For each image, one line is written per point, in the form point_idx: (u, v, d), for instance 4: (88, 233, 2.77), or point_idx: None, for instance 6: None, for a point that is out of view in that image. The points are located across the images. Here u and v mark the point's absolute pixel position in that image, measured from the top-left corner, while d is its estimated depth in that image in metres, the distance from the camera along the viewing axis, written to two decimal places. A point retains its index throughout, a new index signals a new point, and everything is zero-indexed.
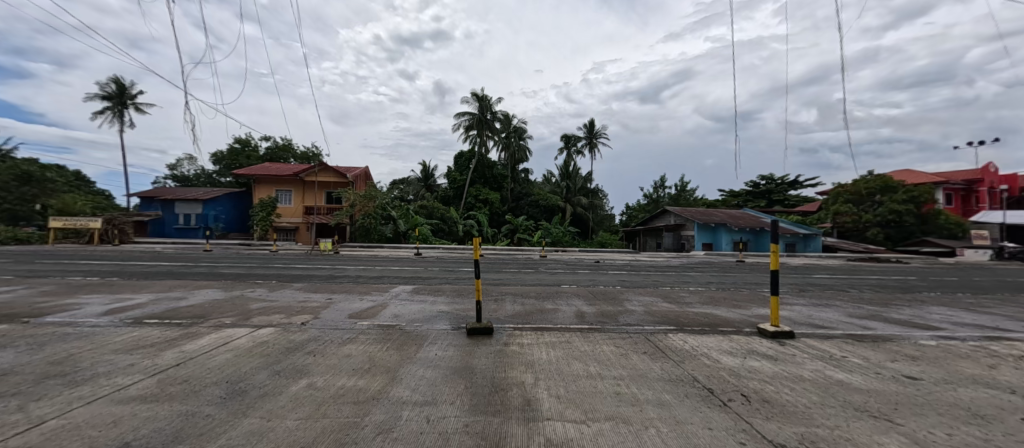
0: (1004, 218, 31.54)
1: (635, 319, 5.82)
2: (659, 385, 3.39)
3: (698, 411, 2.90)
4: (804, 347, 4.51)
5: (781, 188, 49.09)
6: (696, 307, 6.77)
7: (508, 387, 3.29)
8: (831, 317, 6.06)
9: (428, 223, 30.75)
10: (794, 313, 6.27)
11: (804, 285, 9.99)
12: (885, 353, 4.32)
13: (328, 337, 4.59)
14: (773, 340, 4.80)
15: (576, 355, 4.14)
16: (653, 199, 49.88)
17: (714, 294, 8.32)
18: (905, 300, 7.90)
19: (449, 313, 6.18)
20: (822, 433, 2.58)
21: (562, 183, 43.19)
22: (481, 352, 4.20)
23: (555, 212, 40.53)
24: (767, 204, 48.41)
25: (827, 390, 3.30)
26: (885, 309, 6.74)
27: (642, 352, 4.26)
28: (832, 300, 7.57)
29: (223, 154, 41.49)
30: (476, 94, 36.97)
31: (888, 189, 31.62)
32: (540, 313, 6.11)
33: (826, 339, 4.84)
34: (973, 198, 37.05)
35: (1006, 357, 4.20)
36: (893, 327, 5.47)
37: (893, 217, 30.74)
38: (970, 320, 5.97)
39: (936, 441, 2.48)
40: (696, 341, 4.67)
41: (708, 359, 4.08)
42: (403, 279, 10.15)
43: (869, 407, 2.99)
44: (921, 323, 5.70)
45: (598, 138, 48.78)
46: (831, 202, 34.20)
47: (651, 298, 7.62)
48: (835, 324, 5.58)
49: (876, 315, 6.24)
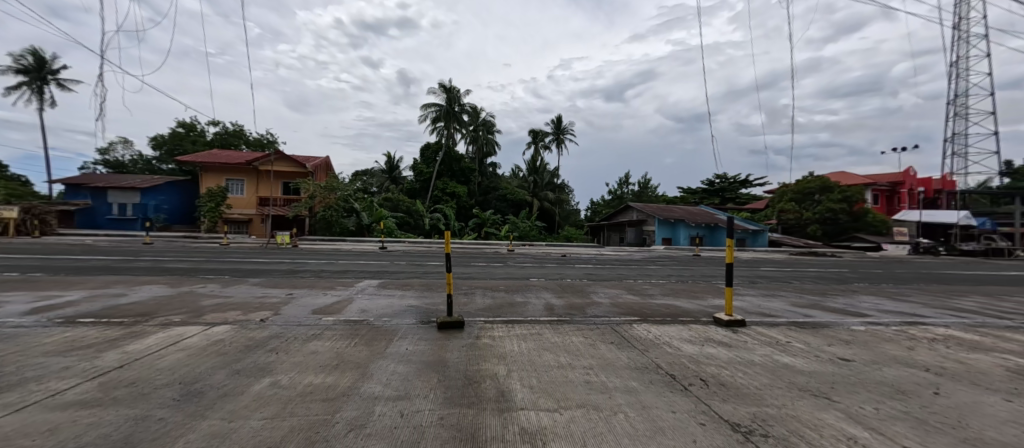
0: (920, 217, 35.46)
1: (602, 310, 6.03)
2: (626, 373, 3.55)
3: (663, 395, 3.08)
4: (754, 334, 4.87)
5: (734, 187, 52.06)
6: (658, 299, 7.11)
7: (482, 380, 3.31)
8: (777, 306, 6.59)
9: (393, 217, 30.14)
10: (746, 303, 6.74)
11: (753, 277, 10.71)
12: (824, 338, 4.75)
13: (290, 334, 4.39)
14: (727, 328, 5.15)
15: (547, 347, 4.22)
16: (617, 195, 51.36)
17: (673, 286, 8.80)
18: (841, 290, 8.73)
19: (418, 307, 6.11)
20: (772, 412, 2.82)
21: (529, 177, 42.75)
22: (453, 345, 4.19)
23: (523, 207, 40.65)
24: (721, 202, 51.17)
25: (775, 372, 3.61)
26: (823, 299, 7.41)
27: (609, 342, 4.43)
28: (778, 291, 8.23)
29: (164, 138, 38.08)
30: (444, 86, 36.53)
31: (826, 189, 34.28)
32: (510, 307, 6.16)
33: (773, 326, 5.27)
34: (896, 199, 41.62)
35: (921, 339, 4.77)
36: (830, 314, 6.02)
37: (829, 215, 33.69)
38: (893, 308, 6.71)
39: (867, 415, 2.79)
40: (659, 331, 4.90)
41: (670, 347, 4.29)
42: (369, 273, 9.86)
43: (810, 386, 3.30)
44: (853, 311, 6.32)
45: (565, 134, 49.45)
46: (777, 200, 36.96)
47: (617, 290, 7.92)
48: (781, 313, 6.07)
49: (815, 304, 6.86)
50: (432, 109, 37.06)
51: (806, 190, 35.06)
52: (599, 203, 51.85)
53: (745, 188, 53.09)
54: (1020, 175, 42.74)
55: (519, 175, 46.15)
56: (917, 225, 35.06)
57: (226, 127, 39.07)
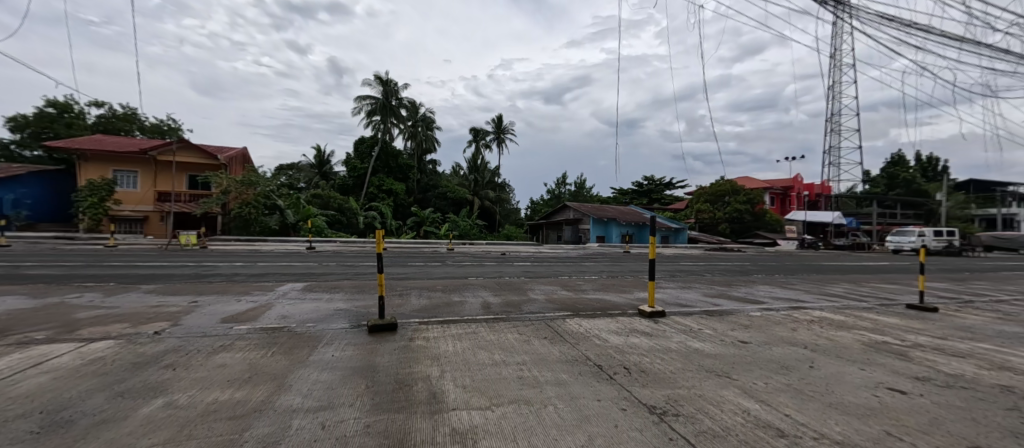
0: (805, 217, 41.59)
1: (537, 307, 6.20)
2: (557, 366, 3.68)
3: (590, 385, 3.25)
4: (672, 323, 5.34)
5: (660, 188, 56.57)
6: (589, 294, 7.49)
7: (413, 382, 3.22)
8: (692, 297, 7.32)
9: (322, 215, 28.13)
10: (665, 295, 7.39)
11: (673, 271, 11.77)
12: (728, 324, 5.37)
13: (193, 347, 3.88)
14: (650, 319, 5.59)
15: (482, 345, 4.23)
16: (555, 195, 53.10)
17: (604, 281, 9.33)
18: (743, 280, 9.97)
19: (348, 310, 5.77)
20: (682, 392, 3.12)
21: (470, 176, 42.67)
22: (384, 348, 4.03)
23: (463, 205, 40.23)
24: (649, 202, 55.34)
25: (688, 357, 4.00)
26: (729, 289, 8.39)
27: (543, 337, 4.57)
28: (693, 283, 9.14)
29: (26, 119, 31.43)
30: (381, 78, 34.85)
31: (734, 191, 38.82)
32: (447, 307, 6.08)
33: (688, 315, 5.84)
34: (787, 201, 48.43)
35: (802, 321, 5.61)
36: (734, 303, 6.83)
37: (736, 215, 38.14)
38: (782, 295, 7.81)
39: (758, 389, 3.22)
40: (589, 325, 5.16)
41: (598, 339, 4.55)
42: (294, 276, 9.10)
43: (715, 368, 3.71)
44: (752, 299, 7.24)
45: (505, 134, 49.92)
46: (695, 200, 40.97)
47: (552, 287, 8.19)
48: (695, 303, 6.75)
49: (723, 294, 7.73)
50: (367, 102, 35.19)
51: (718, 192, 39.36)
52: (538, 202, 53.24)
53: (669, 190, 57.99)
54: (876, 183, 51.98)
55: (459, 173, 45.69)
56: (803, 224, 41.09)
57: (114, 110, 33.50)
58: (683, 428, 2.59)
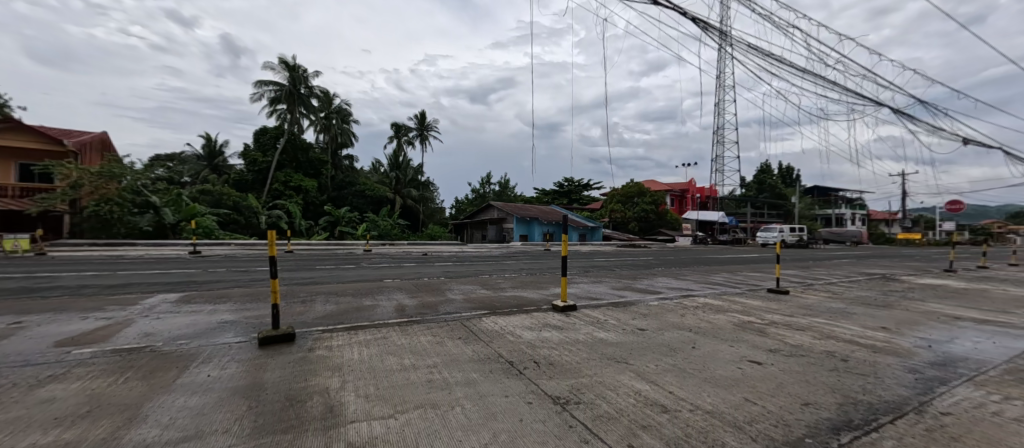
0: (698, 216, 47.65)
1: (454, 307, 6.12)
2: (469, 366, 3.65)
3: (499, 382, 3.28)
4: (582, 316, 5.67)
5: (579, 189, 60.04)
6: (507, 292, 7.62)
7: (308, 397, 2.92)
8: (601, 290, 7.86)
9: (213, 214, 24.48)
10: (578, 290, 7.83)
11: (587, 267, 12.56)
12: (630, 313, 5.87)
13: (4, 380, 3.04)
14: (562, 313, 5.86)
15: (391, 350, 4.02)
16: (480, 194, 53.28)
17: (523, 278, 9.59)
18: (645, 273, 11.04)
19: (236, 322, 5.07)
20: (585, 381, 3.32)
21: (391, 173, 40.88)
22: (276, 363, 3.60)
23: (383, 204, 38.20)
24: (568, 202, 58.42)
25: (592, 347, 4.28)
26: (633, 282, 9.20)
27: (457, 337, 4.51)
28: (603, 277, 9.85)
29: None
30: (286, 63, 31.49)
31: (641, 193, 42.73)
32: (357, 311, 5.68)
33: (597, 308, 6.25)
34: (684, 202, 54.99)
35: (691, 307, 6.37)
36: (636, 294, 7.51)
37: (643, 214, 42.20)
38: (676, 285, 8.80)
39: (650, 372, 3.54)
40: (504, 322, 5.24)
41: (512, 336, 4.65)
42: (168, 285, 7.73)
43: (615, 355, 4.02)
44: (651, 290, 8.02)
45: (429, 131, 48.67)
46: (609, 201, 44.41)
47: (471, 286, 8.16)
48: (603, 296, 7.26)
49: (627, 286, 8.44)
50: (270, 88, 31.55)
51: (628, 193, 43.13)
52: (462, 201, 52.86)
53: (586, 191, 61.89)
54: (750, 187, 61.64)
55: (379, 170, 43.41)
56: (696, 223, 47.02)
57: None
58: (582, 414, 2.74)
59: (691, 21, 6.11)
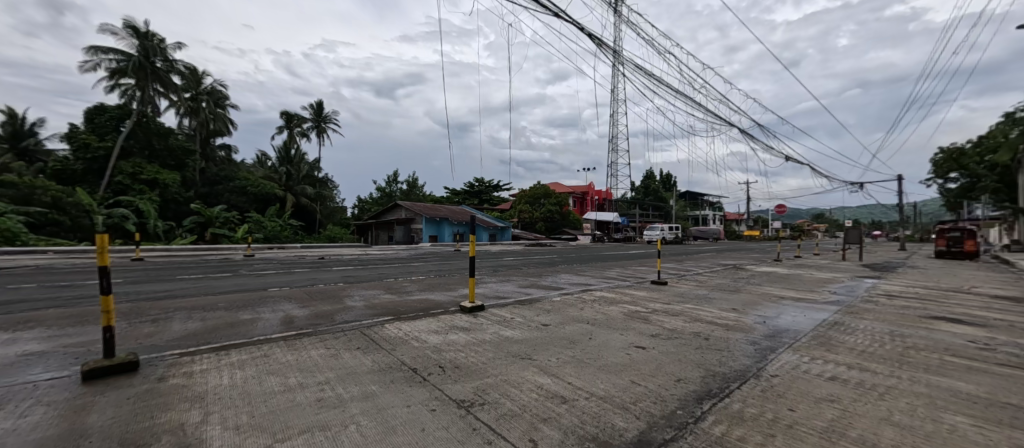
0: (597, 217, 52.20)
1: (354, 315, 5.64)
2: (367, 378, 3.38)
3: (401, 392, 3.10)
4: (490, 316, 5.71)
5: (489, 189, 60.81)
6: (414, 295, 7.30)
7: (155, 439, 2.37)
8: (509, 289, 8.06)
9: (17, 212, 18.66)
10: (486, 289, 7.88)
11: (495, 267, 12.77)
12: (535, 310, 6.12)
13: None
14: (470, 314, 5.83)
15: (272, 370, 3.50)
16: (386, 193, 50.50)
17: (431, 281, 9.32)
18: (550, 271, 11.67)
19: (48, 353, 3.90)
20: (490, 381, 3.33)
21: (280, 168, 36.47)
22: (107, 401, 2.85)
23: (271, 202, 33.68)
24: (479, 202, 58.84)
25: (498, 346, 4.32)
26: (539, 279, 9.63)
27: (355, 348, 4.15)
28: (510, 276, 10.12)
29: None
30: (133, 28, 25.60)
31: (547, 194, 45.11)
32: (231, 328, 4.85)
33: (504, 306, 6.36)
34: (585, 203, 59.71)
35: (589, 301, 6.90)
36: (541, 291, 7.86)
37: (548, 214, 44.59)
38: (576, 281, 9.46)
39: (552, 366, 3.71)
40: (409, 328, 4.99)
41: (417, 341, 4.46)
42: None
43: (520, 352, 4.13)
44: (555, 286, 8.49)
45: (327, 123, 44.49)
46: (518, 201, 45.93)
47: (374, 291, 7.63)
48: (510, 294, 7.43)
49: (533, 284, 8.79)
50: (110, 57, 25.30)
51: (535, 195, 45.11)
52: (367, 201, 49.45)
53: (496, 191, 63.07)
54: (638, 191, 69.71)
55: (265, 165, 38.35)
56: (595, 222, 51.41)
57: None
58: (487, 415, 2.74)
59: (588, 37, 6.65)
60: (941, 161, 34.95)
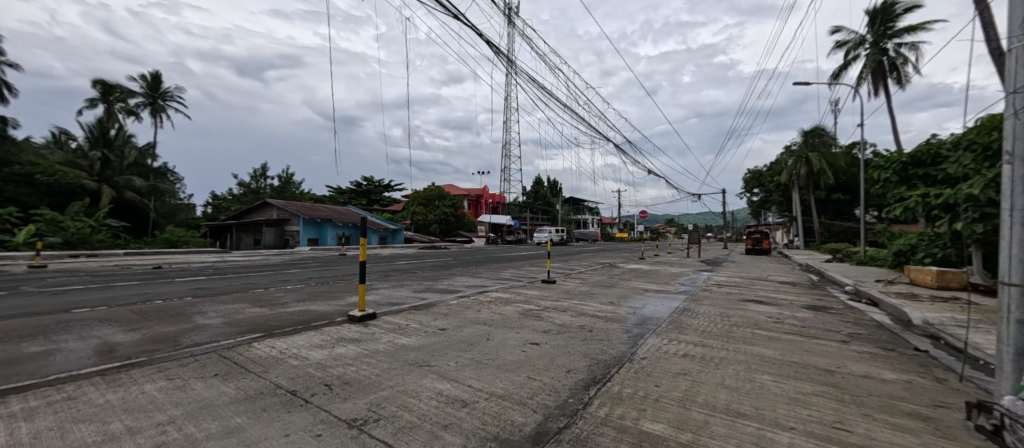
0: (491, 219, 53.61)
1: (210, 335, 4.67)
2: (229, 409, 2.82)
3: (276, 421, 2.67)
4: (382, 324, 5.35)
5: (379, 189, 56.98)
6: (290, 307, 6.40)
7: None
8: (403, 294, 7.68)
9: None
10: (377, 296, 7.37)
11: (387, 271, 12.06)
12: (432, 315, 5.96)
13: None
14: (359, 323, 5.37)
15: (81, 417, 2.64)
16: (252, 190, 43.30)
17: (310, 289, 8.29)
18: (446, 273, 11.52)
19: None
20: (386, 394, 3.11)
21: (92, 152, 28.28)
22: None
23: (76, 196, 25.83)
24: (367, 203, 54.85)
25: (393, 356, 4.08)
26: (434, 283, 9.42)
27: (211, 375, 3.43)
28: (404, 281, 9.67)
29: None
30: None
31: (442, 196, 44.27)
32: (5, 366, 3.51)
33: (398, 313, 6.03)
34: (479, 206, 60.77)
35: (485, 302, 7.02)
36: (437, 294, 7.70)
37: (443, 217, 43.97)
38: (472, 283, 9.54)
39: (451, 371, 3.65)
40: (285, 344, 4.35)
41: (295, 359, 3.91)
42: None
43: (417, 360, 3.96)
44: (451, 289, 8.41)
45: (166, 101, 36.15)
46: (411, 203, 44.25)
47: (236, 305, 6.43)
48: (404, 300, 7.09)
49: (428, 288, 8.55)
50: None
51: (429, 196, 43.98)
52: (224, 198, 41.57)
53: (387, 191, 59.67)
54: None
55: (67, 148, 29.28)
56: (489, 225, 52.75)
57: None
58: (382, 431, 2.55)
59: (485, 43, 6.84)
60: (748, 179, 45.76)
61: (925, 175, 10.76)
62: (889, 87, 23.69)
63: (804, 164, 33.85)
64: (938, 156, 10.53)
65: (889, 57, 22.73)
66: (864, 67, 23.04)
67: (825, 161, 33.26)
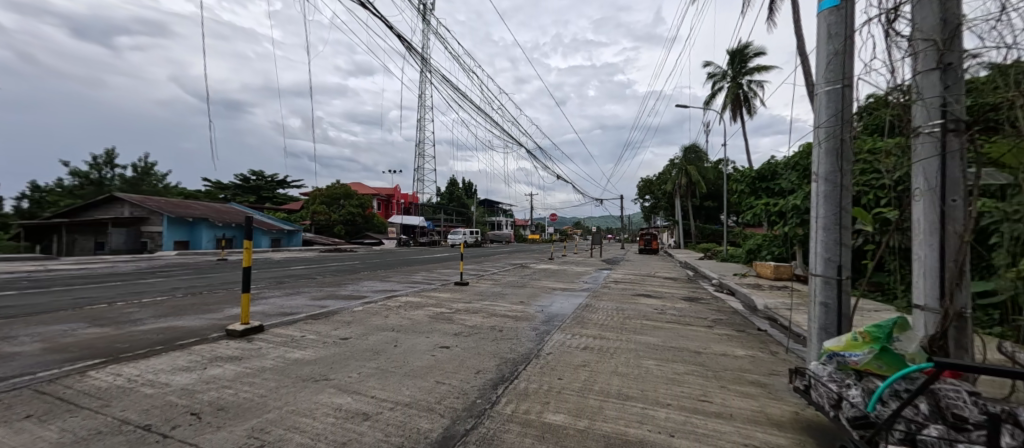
0: (403, 220, 51.35)
1: (20, 366, 3.60)
2: None
3: None
4: (271, 338, 4.74)
5: (271, 185, 50.38)
6: (146, 324, 5.28)
7: None
8: (298, 302, 6.91)
9: None
10: (266, 306, 6.50)
11: (279, 277, 10.71)
12: (332, 324, 5.47)
13: None
14: (241, 338, 4.67)
15: None
16: (92, 181, 34.72)
17: (177, 302, 6.96)
18: (351, 278, 10.69)
19: None
20: (272, 416, 2.76)
21: None
22: None
23: None
24: (256, 200, 48.12)
25: (284, 372, 3.65)
26: (336, 289, 8.67)
27: (21, 418, 2.65)
28: (300, 288, 8.71)
29: None
30: None
31: (348, 195, 40.96)
32: None
33: (291, 324, 5.40)
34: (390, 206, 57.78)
35: (393, 307, 6.70)
36: (339, 301, 7.09)
37: (349, 217, 40.71)
38: (380, 288, 9.01)
39: (352, 384, 3.39)
40: (135, 371, 3.56)
41: (152, 387, 3.24)
42: None
43: (312, 374, 3.60)
44: (356, 295, 7.82)
45: None
46: (311, 201, 40.15)
47: (65, 325, 5.08)
48: (300, 308, 6.39)
49: (330, 295, 7.82)
50: None
51: (333, 195, 40.35)
52: (48, 190, 32.54)
53: (282, 188, 53.11)
54: None
55: None
56: (401, 226, 50.49)
57: None
58: None
59: (397, 37, 6.52)
60: (641, 187, 51.60)
61: (766, 188, 13.37)
62: (743, 115, 28.93)
63: (684, 176, 39.37)
64: (775, 174, 13.19)
65: (743, 91, 27.75)
66: (726, 98, 27.78)
67: (699, 174, 39.21)
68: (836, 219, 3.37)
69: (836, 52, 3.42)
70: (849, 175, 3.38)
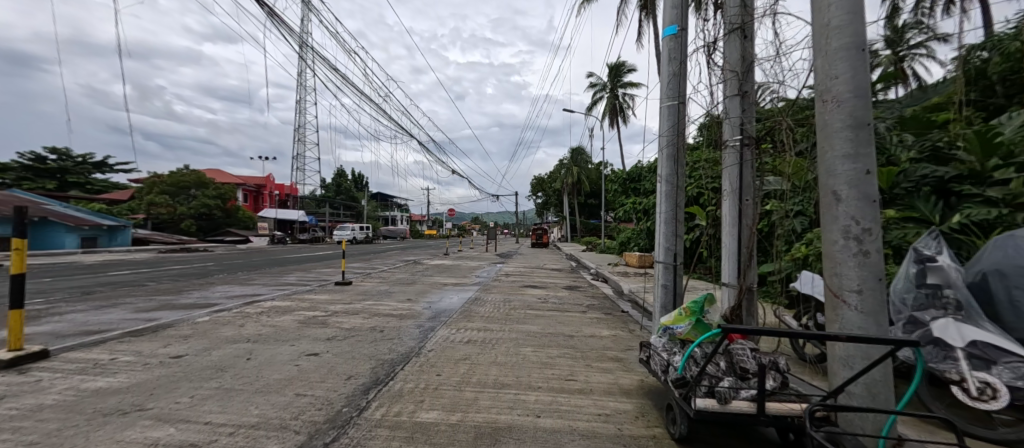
0: (277, 215, 44.90)
1: None
2: None
3: None
4: (61, 365, 3.62)
5: (83, 169, 38.85)
6: None
7: None
8: (113, 317, 5.43)
9: None
10: (58, 324, 4.94)
11: (87, 287, 8.28)
12: (162, 340, 4.45)
13: None
14: (7, 370, 3.45)
15: None
16: None
17: None
18: (198, 284, 8.86)
19: None
20: None
21: None
22: None
23: None
24: (56, 187, 36.50)
25: (76, 407, 2.81)
26: (175, 297, 7.08)
27: None
28: (119, 298, 6.86)
29: None
30: None
31: (202, 185, 34.07)
32: None
33: (96, 345, 4.21)
34: (260, 198, 49.96)
35: (252, 315, 5.77)
36: (176, 312, 5.80)
37: (203, 210, 33.86)
38: (237, 293, 7.65)
39: (180, 410, 2.79)
40: None
41: None
42: None
43: (121, 405, 2.85)
44: (202, 303, 6.50)
45: None
46: (145, 191, 32.21)
47: None
48: (115, 324, 5.04)
49: (163, 305, 6.34)
50: None
51: (179, 184, 33.13)
52: None
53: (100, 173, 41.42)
54: None
55: None
56: (275, 221, 44.09)
57: None
58: None
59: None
60: (535, 185, 54.59)
61: (634, 188, 15.32)
62: (618, 124, 32.75)
63: (571, 176, 42.85)
64: (640, 176, 15.19)
65: (619, 102, 31.34)
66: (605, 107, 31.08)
67: (584, 174, 43.12)
68: (673, 214, 4.01)
69: (674, 73, 4.04)
70: (682, 178, 4.05)
